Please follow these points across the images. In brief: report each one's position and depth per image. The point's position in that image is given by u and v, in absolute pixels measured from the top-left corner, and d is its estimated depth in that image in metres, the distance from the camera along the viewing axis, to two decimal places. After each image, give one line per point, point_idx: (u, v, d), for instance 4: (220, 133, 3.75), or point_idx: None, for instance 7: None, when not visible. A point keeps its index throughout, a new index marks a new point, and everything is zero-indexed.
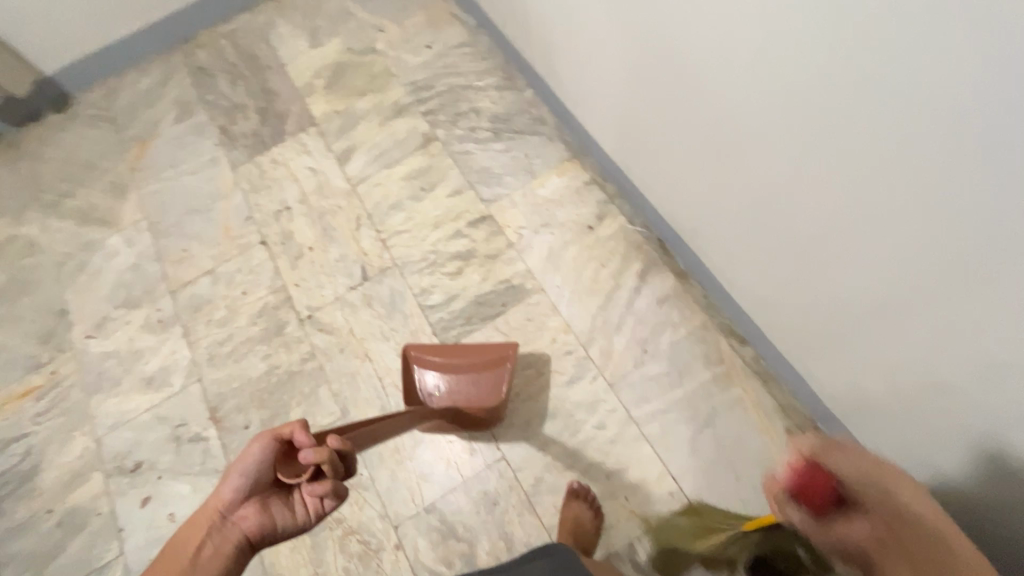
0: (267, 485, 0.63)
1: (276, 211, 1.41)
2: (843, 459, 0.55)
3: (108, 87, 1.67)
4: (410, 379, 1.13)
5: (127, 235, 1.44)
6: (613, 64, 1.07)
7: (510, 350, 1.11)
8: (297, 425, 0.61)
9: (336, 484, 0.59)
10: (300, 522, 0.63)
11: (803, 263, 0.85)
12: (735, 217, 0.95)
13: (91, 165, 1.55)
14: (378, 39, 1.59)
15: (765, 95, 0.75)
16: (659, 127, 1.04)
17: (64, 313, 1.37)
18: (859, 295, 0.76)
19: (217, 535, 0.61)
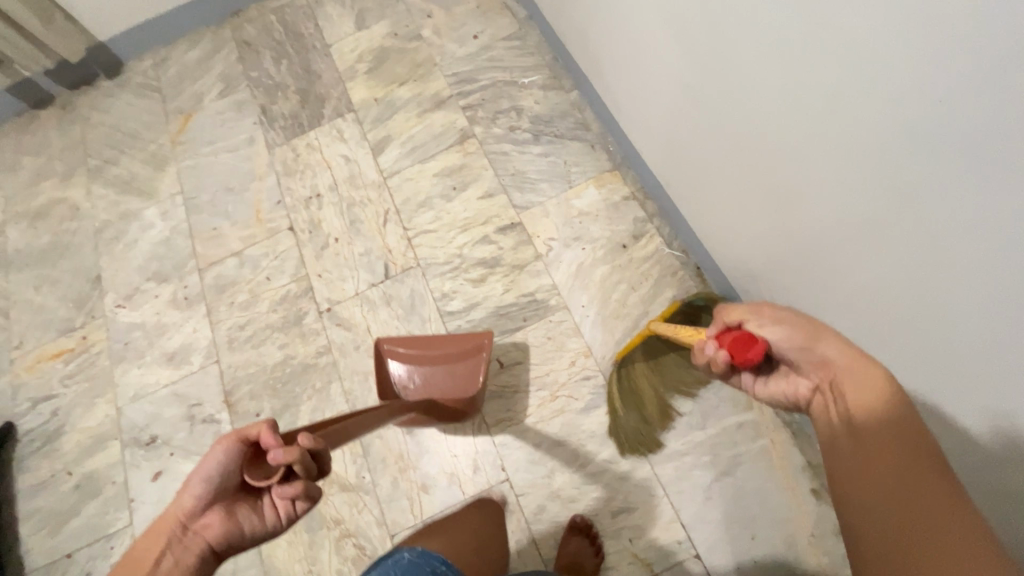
0: (234, 488, 0.58)
1: (307, 197, 1.40)
2: (774, 329, 0.62)
3: (158, 56, 1.68)
4: (385, 371, 1.11)
5: (163, 208, 1.46)
6: (657, 51, 0.98)
7: (484, 338, 1.08)
8: (265, 425, 0.56)
9: (308, 484, 0.54)
10: (270, 527, 0.58)
11: (839, 267, 0.79)
12: (768, 216, 0.89)
13: (136, 134, 1.57)
14: (425, 26, 1.54)
15: (815, 82, 0.67)
16: (692, 115, 0.96)
17: (99, 280, 1.41)
18: (899, 304, 0.71)
19: (179, 547, 0.55)
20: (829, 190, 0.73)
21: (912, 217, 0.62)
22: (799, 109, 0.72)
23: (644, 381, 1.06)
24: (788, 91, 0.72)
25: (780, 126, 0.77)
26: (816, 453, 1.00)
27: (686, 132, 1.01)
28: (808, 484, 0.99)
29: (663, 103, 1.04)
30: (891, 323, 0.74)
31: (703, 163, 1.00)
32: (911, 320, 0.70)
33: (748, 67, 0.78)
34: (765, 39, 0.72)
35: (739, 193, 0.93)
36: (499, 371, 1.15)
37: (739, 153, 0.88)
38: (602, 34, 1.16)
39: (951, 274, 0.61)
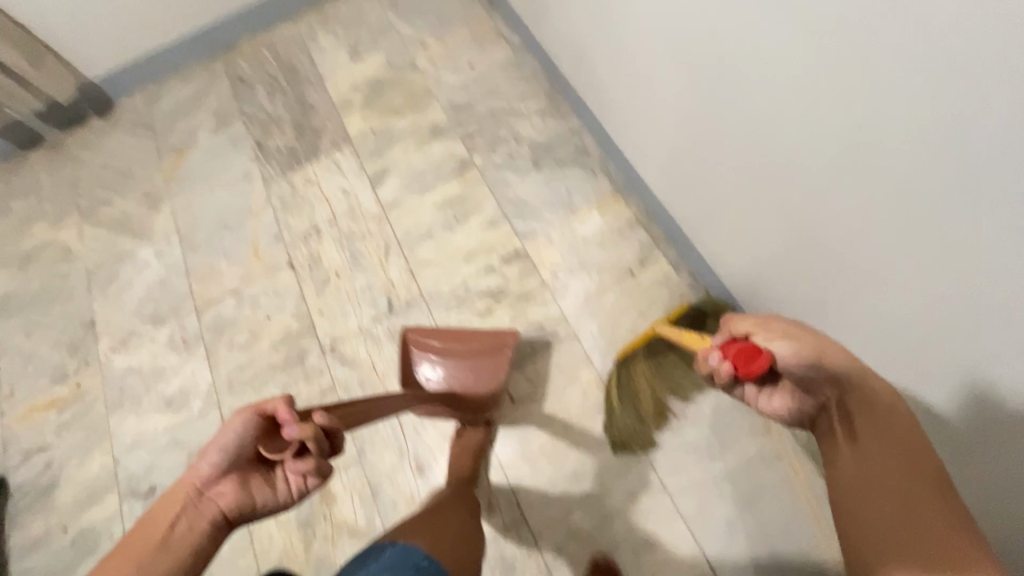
0: (248, 459, 0.58)
1: (305, 232, 1.37)
2: (781, 344, 0.59)
3: (150, 93, 1.66)
4: (410, 362, 1.14)
5: (158, 247, 1.43)
6: (659, 73, 0.96)
7: (507, 336, 1.13)
8: (280, 401, 0.56)
9: (320, 460, 0.56)
10: (281, 500, 0.58)
11: (857, 287, 0.76)
12: (780, 236, 0.86)
13: (128, 172, 1.55)
14: (420, 56, 1.54)
15: (833, 106, 0.65)
16: (689, 130, 0.95)
17: (92, 324, 1.37)
18: (920, 326, 0.69)
19: (192, 511, 0.56)
20: (847, 212, 0.71)
21: (936, 244, 0.60)
22: (814, 133, 0.69)
23: (645, 381, 1.06)
24: (803, 115, 0.70)
25: (795, 148, 0.74)
26: None
27: (682, 147, 1.00)
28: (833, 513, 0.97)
29: (667, 122, 1.02)
30: (910, 346, 0.72)
31: (700, 177, 0.99)
32: (919, 333, 0.69)
33: (759, 88, 0.75)
34: (779, 61, 0.69)
35: (749, 213, 0.91)
36: (510, 405, 1.13)
37: (750, 172, 0.86)
38: (601, 59, 1.15)
39: (979, 302, 0.59)
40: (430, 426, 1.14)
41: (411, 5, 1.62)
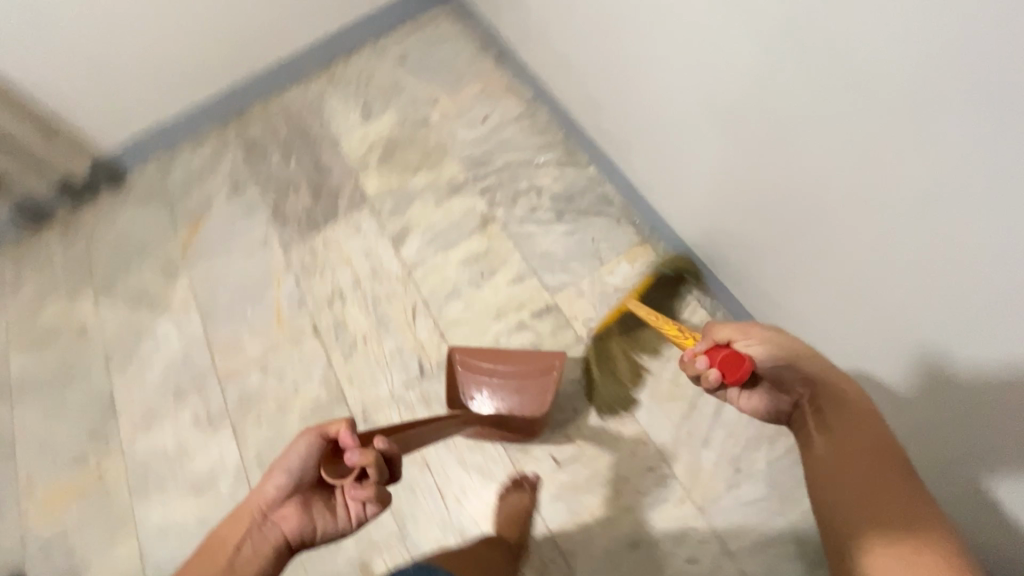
0: (308, 485, 0.66)
1: (329, 296, 1.35)
2: (757, 346, 0.68)
3: (161, 162, 1.66)
4: (455, 379, 1.13)
5: (177, 320, 1.40)
6: (692, 129, 0.97)
7: (555, 358, 1.07)
8: (343, 424, 0.64)
9: (378, 488, 0.61)
10: (339, 526, 0.66)
11: (885, 326, 0.78)
12: (810, 276, 0.88)
13: (143, 244, 1.53)
14: (432, 112, 1.55)
15: (881, 166, 0.66)
16: (716, 164, 0.96)
17: (112, 405, 1.33)
18: (943, 368, 0.71)
19: (257, 533, 0.65)
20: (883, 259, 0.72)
21: (972, 297, 0.63)
22: (852, 184, 0.71)
23: (620, 349, 1.12)
24: (845, 150, 0.70)
25: (835, 201, 0.75)
26: None
27: (710, 182, 1.00)
28: None
29: (692, 159, 1.02)
30: (931, 384, 0.75)
31: (729, 211, 0.99)
32: (966, 367, 0.68)
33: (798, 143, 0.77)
34: (823, 120, 0.71)
35: (782, 243, 0.91)
36: (555, 469, 1.10)
37: (783, 203, 0.86)
38: (625, 112, 1.15)
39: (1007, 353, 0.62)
40: (475, 496, 1.10)
41: (420, 62, 1.64)
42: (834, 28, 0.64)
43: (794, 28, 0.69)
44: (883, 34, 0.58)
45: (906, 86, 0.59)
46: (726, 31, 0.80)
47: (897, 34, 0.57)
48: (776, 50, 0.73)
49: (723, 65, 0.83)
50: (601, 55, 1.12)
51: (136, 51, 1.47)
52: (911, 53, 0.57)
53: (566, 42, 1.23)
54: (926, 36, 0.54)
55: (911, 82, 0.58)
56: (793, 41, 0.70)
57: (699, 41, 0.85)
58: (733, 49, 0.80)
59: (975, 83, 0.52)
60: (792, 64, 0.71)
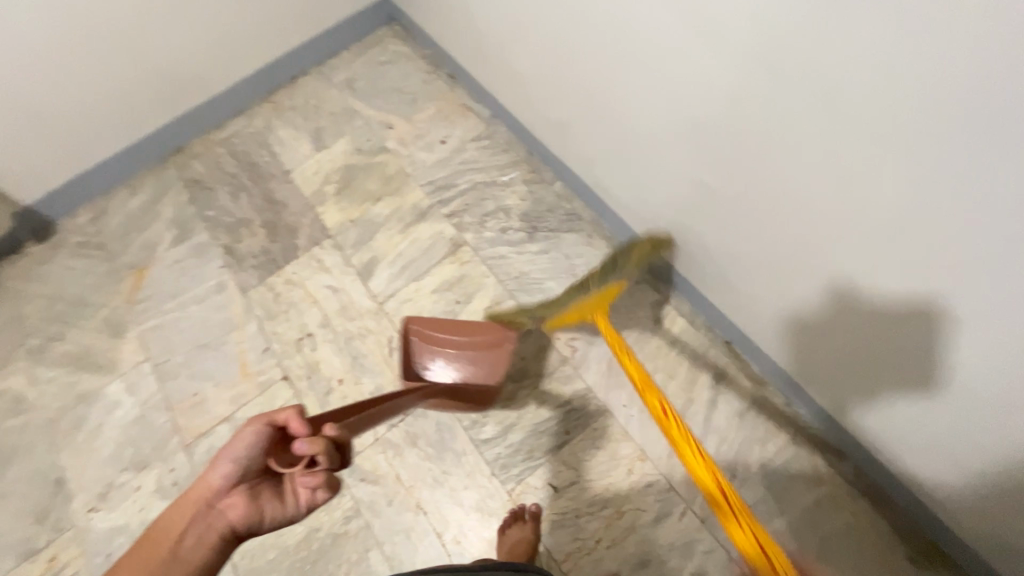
0: (255, 473, 0.71)
1: (297, 339, 1.28)
2: None
3: (94, 209, 1.53)
4: (410, 350, 1.14)
5: (129, 381, 1.29)
6: (659, 143, 0.97)
7: (508, 332, 1.10)
8: (291, 412, 0.69)
9: (327, 475, 0.69)
10: (287, 512, 0.72)
11: (850, 318, 0.82)
12: (774, 272, 0.91)
13: (81, 300, 1.40)
14: (388, 137, 1.50)
15: (864, 179, 0.68)
16: (673, 170, 0.97)
17: (61, 483, 1.20)
18: (901, 343, 0.77)
19: (203, 522, 0.69)
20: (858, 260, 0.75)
21: (934, 284, 0.67)
22: (810, 182, 0.74)
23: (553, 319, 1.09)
24: (803, 150, 0.73)
25: (815, 213, 0.77)
26: (902, 519, 0.99)
27: (669, 187, 1.01)
28: (902, 554, 0.97)
29: (653, 169, 1.03)
30: (897, 365, 0.79)
31: (687, 214, 1.01)
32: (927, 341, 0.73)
33: (777, 160, 0.77)
34: (803, 138, 0.72)
35: (739, 241, 0.94)
36: (554, 496, 1.07)
37: (739, 204, 0.88)
38: (589, 131, 1.14)
39: (967, 325, 0.67)
40: (474, 534, 1.06)
41: (370, 86, 1.58)
42: (786, 36, 0.66)
43: (768, 51, 0.69)
44: (866, 57, 0.59)
45: (892, 105, 0.60)
46: (696, 56, 0.79)
47: (880, 57, 0.58)
48: (750, 74, 0.73)
49: (694, 88, 0.83)
50: (561, 76, 1.12)
51: (56, 97, 1.33)
52: (876, 59, 0.58)
53: (523, 62, 1.21)
54: (913, 58, 0.55)
55: (898, 101, 0.59)
56: (769, 64, 0.70)
57: (668, 64, 0.85)
58: (704, 73, 0.80)
59: (966, 100, 0.53)
60: (769, 86, 0.72)
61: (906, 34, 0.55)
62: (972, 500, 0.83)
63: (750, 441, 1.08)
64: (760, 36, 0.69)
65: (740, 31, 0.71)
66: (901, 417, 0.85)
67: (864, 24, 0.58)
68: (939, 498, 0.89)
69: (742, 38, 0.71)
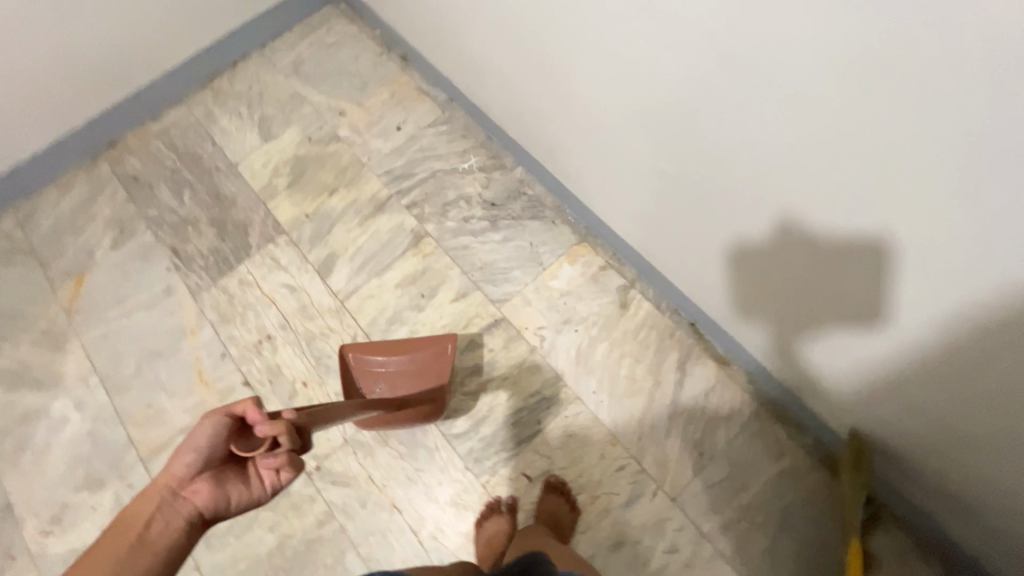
0: (220, 460, 0.62)
1: (256, 342, 1.23)
2: None
3: (21, 212, 1.41)
4: (351, 378, 1.12)
5: (76, 396, 1.21)
6: (616, 126, 0.95)
7: (448, 342, 1.11)
8: (248, 402, 0.59)
9: (291, 456, 0.58)
10: (256, 495, 0.63)
11: (809, 295, 0.83)
12: (732, 252, 0.92)
13: (14, 312, 1.30)
14: (340, 125, 1.43)
15: (824, 170, 0.66)
16: (630, 151, 0.96)
17: (8, 508, 1.13)
18: (852, 315, 0.78)
19: (168, 512, 0.59)
20: (817, 246, 0.75)
21: (879, 259, 0.68)
22: (760, 164, 0.74)
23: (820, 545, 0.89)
24: (752, 134, 0.72)
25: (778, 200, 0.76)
26: (858, 484, 1.04)
27: (628, 169, 1.00)
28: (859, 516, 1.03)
29: (612, 152, 1.01)
30: (850, 338, 0.82)
31: (647, 195, 1.01)
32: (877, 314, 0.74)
33: (740, 149, 0.76)
34: (757, 124, 0.70)
35: (697, 222, 0.94)
36: (528, 486, 1.08)
37: (695, 185, 0.88)
38: (549, 117, 1.11)
39: (911, 300, 0.68)
40: (451, 529, 1.06)
41: (317, 70, 1.50)
42: (728, 20, 0.64)
43: (727, 39, 0.66)
44: (827, 46, 0.56)
45: (852, 96, 0.58)
46: (655, 41, 0.76)
47: (840, 46, 0.55)
48: (711, 61, 0.70)
49: (656, 75, 0.80)
50: (517, 61, 1.08)
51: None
52: (813, 44, 0.58)
53: (477, 44, 1.16)
54: (873, 49, 0.53)
55: (860, 92, 0.57)
56: (729, 54, 0.67)
57: (628, 50, 0.82)
58: (665, 61, 0.77)
59: (927, 92, 0.51)
60: (730, 74, 0.69)
61: (867, 24, 0.52)
62: (916, 460, 0.87)
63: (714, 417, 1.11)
64: (719, 23, 0.66)
65: (698, 17, 0.68)
66: (858, 389, 0.88)
67: (811, 13, 0.56)
68: (890, 461, 0.93)
69: (702, 24, 0.68)
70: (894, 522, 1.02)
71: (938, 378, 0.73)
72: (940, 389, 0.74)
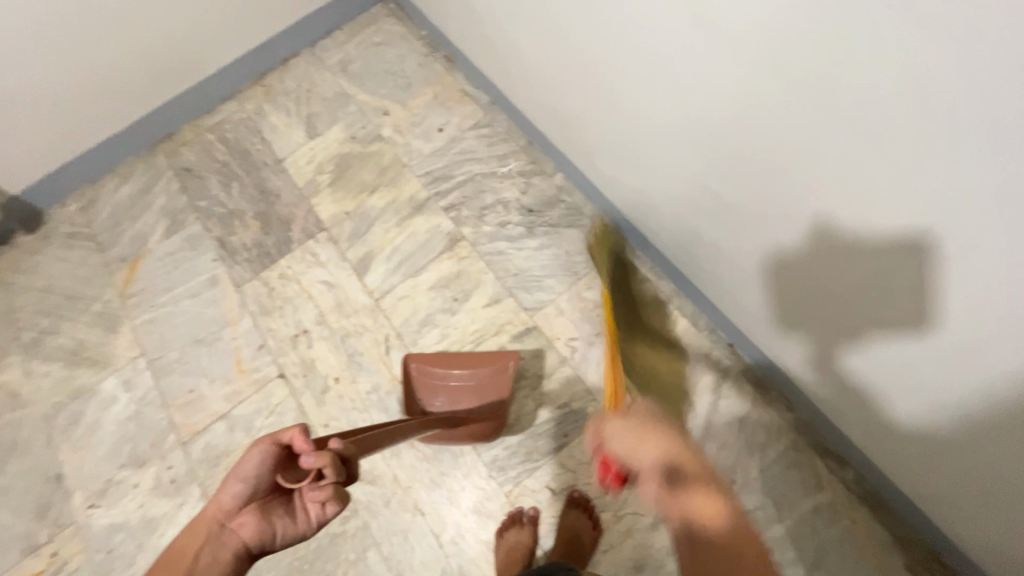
0: (267, 490, 0.59)
1: (292, 336, 1.26)
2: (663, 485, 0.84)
3: (83, 197, 1.49)
4: (411, 388, 1.12)
5: (125, 376, 1.28)
6: (657, 135, 0.92)
7: (509, 359, 1.10)
8: (296, 430, 0.57)
9: (337, 489, 0.56)
10: (301, 530, 0.58)
11: (849, 324, 0.79)
12: (772, 271, 0.87)
13: (73, 293, 1.37)
14: (384, 124, 1.44)
15: (871, 195, 0.62)
16: (671, 160, 0.93)
17: (60, 479, 1.20)
18: (900, 350, 0.73)
19: (215, 546, 0.56)
20: (861, 272, 0.70)
21: (930, 291, 0.62)
22: (805, 182, 0.70)
23: None
24: (797, 151, 0.68)
25: (820, 224, 0.72)
26: (901, 526, 0.98)
27: (668, 178, 0.97)
28: (900, 560, 0.97)
29: (653, 161, 0.98)
30: (890, 372, 0.77)
31: (686, 206, 0.97)
32: (926, 348, 0.69)
33: (784, 167, 0.72)
34: (804, 141, 0.66)
35: (738, 237, 0.90)
36: (551, 499, 1.07)
37: (737, 198, 0.84)
38: (591, 124, 1.09)
39: (960, 339, 0.63)
40: (472, 536, 1.06)
41: (364, 69, 1.52)
42: (778, 32, 0.61)
43: (776, 52, 0.62)
44: (885, 64, 0.52)
45: (909, 120, 0.53)
46: (702, 50, 0.73)
47: (894, 63, 0.52)
48: (760, 74, 0.66)
49: (698, 83, 0.77)
50: (563, 69, 1.06)
51: (23, 80, 1.26)
52: (868, 61, 0.54)
53: (524, 48, 1.14)
54: (937, 69, 0.49)
55: (916, 116, 0.53)
56: (775, 66, 0.64)
57: (674, 59, 0.78)
58: (710, 71, 0.73)
59: (994, 120, 0.47)
60: (778, 88, 0.65)
61: (931, 41, 0.48)
62: (964, 507, 0.81)
63: (751, 445, 1.07)
64: (771, 35, 0.62)
65: (748, 27, 0.64)
66: (898, 425, 0.83)
67: (867, 30, 0.52)
68: (935, 504, 0.87)
69: (752, 34, 0.64)
70: (937, 566, 0.96)
71: (986, 423, 0.67)
72: (985, 436, 0.68)
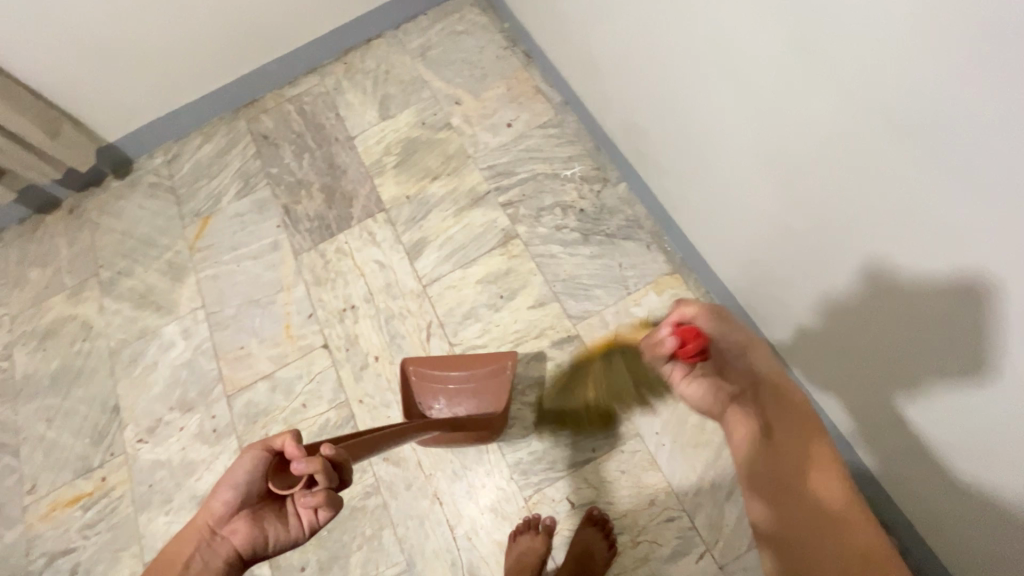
0: (259, 496, 0.62)
1: (340, 310, 1.30)
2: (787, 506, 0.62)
3: (169, 152, 1.58)
4: (410, 391, 1.12)
5: (184, 325, 1.36)
6: (716, 142, 0.89)
7: (508, 360, 1.09)
8: (288, 437, 0.60)
9: (330, 494, 0.56)
10: (292, 536, 0.61)
11: (895, 366, 0.74)
12: (820, 299, 0.83)
13: (149, 241, 1.47)
14: (454, 113, 1.45)
15: (946, 244, 0.56)
16: (727, 168, 0.90)
17: (117, 411, 1.29)
18: (948, 404, 0.67)
19: (205, 550, 0.60)
20: (911, 313, 0.65)
21: (988, 341, 0.57)
22: (859, 208, 0.66)
23: None
24: (856, 173, 0.64)
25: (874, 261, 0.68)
26: None
27: (723, 189, 0.94)
28: None
29: (709, 168, 0.95)
30: (937, 426, 0.71)
31: (739, 220, 0.94)
32: (977, 405, 0.63)
33: (844, 204, 0.68)
34: (863, 163, 0.62)
35: (788, 257, 0.86)
36: (570, 512, 1.06)
37: (789, 216, 0.80)
38: (658, 133, 1.06)
39: (1011, 401, 0.58)
40: (485, 534, 1.07)
41: (442, 56, 1.53)
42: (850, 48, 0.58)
43: (862, 81, 0.58)
44: (976, 111, 0.47)
45: (976, 156, 0.49)
46: (769, 60, 0.70)
47: (963, 93, 0.48)
48: (826, 91, 0.63)
49: (762, 91, 0.74)
50: (637, 78, 1.04)
51: (129, 34, 1.35)
52: (938, 89, 0.50)
53: (606, 51, 1.11)
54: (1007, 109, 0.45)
55: (997, 167, 0.48)
56: (842, 81, 0.60)
57: (743, 69, 0.75)
58: (787, 92, 0.69)
59: None
60: (856, 121, 0.61)
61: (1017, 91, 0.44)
62: None
63: None
64: (854, 61, 0.58)
65: (829, 53, 0.60)
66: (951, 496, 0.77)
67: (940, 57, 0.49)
68: None
69: (829, 63, 0.61)
70: None
71: None
72: None
